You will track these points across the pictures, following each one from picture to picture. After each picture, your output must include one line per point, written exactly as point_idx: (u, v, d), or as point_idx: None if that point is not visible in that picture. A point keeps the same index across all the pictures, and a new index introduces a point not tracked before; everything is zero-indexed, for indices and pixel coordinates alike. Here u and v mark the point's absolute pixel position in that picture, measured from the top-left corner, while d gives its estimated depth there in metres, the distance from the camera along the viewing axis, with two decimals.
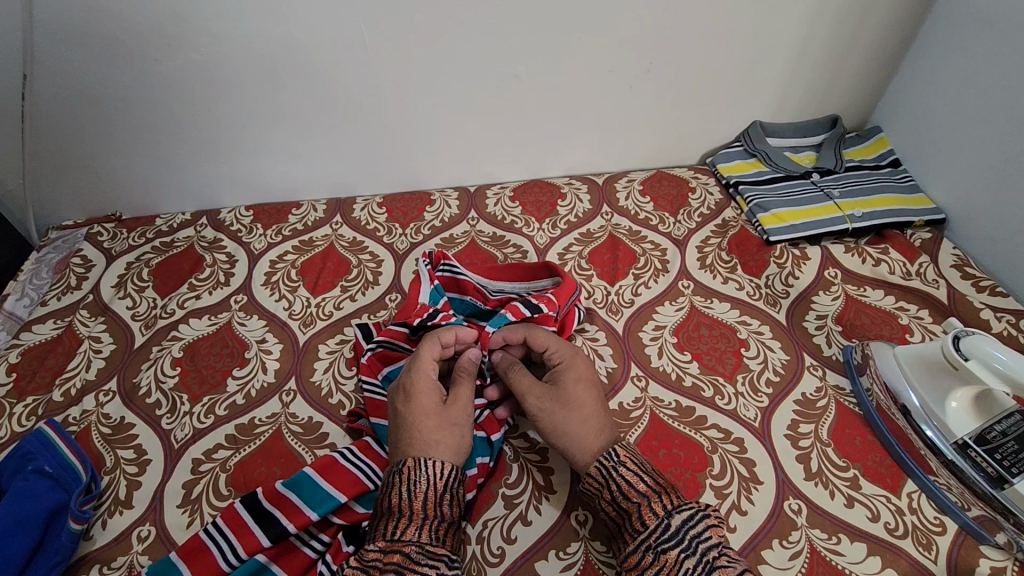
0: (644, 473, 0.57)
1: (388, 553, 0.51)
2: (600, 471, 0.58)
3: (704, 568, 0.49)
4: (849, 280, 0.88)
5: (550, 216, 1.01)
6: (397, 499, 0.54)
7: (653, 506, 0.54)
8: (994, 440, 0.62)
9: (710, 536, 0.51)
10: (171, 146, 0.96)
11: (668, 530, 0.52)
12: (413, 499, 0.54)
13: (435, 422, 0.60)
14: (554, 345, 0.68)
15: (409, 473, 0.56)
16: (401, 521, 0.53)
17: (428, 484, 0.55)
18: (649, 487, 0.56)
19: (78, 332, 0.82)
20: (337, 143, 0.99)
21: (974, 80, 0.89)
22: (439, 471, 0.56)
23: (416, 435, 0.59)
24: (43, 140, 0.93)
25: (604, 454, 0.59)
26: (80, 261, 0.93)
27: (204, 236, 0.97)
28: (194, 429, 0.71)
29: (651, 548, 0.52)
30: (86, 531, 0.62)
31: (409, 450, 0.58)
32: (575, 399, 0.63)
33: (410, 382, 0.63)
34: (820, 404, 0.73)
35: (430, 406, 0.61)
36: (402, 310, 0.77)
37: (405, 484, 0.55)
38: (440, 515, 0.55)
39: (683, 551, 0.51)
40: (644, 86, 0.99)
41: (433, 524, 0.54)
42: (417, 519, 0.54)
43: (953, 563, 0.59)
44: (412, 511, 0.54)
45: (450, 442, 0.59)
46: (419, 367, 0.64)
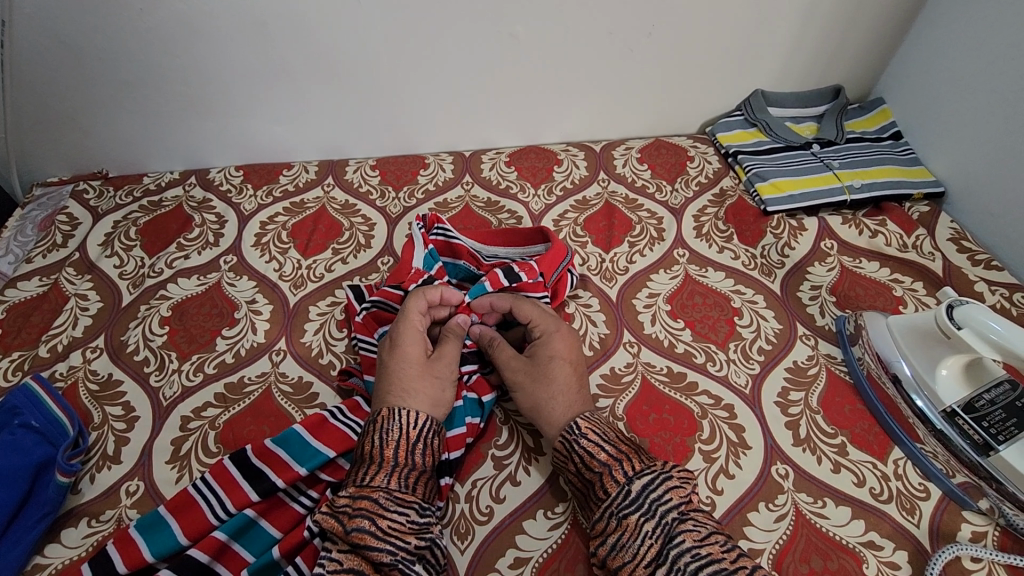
0: (606, 442, 0.57)
1: (357, 499, 0.51)
2: (563, 445, 0.58)
3: (663, 533, 0.50)
4: (845, 251, 0.88)
5: (546, 182, 0.99)
6: (369, 446, 0.55)
7: (615, 474, 0.54)
8: (982, 408, 0.63)
9: (669, 499, 0.52)
10: (155, 100, 0.93)
11: (630, 496, 0.52)
12: (385, 447, 0.55)
13: (417, 371, 0.62)
14: (536, 316, 0.68)
15: (383, 422, 0.56)
16: (372, 468, 0.54)
17: (400, 433, 0.56)
18: (610, 455, 0.55)
19: (64, 289, 0.81)
20: (329, 102, 0.97)
21: (981, 49, 0.87)
22: (412, 422, 0.57)
23: (396, 384, 0.60)
24: (24, 92, 0.90)
25: (567, 427, 0.59)
26: (66, 218, 0.92)
27: (193, 195, 0.96)
28: (183, 387, 0.70)
29: (613, 514, 0.52)
30: (74, 485, 0.62)
31: (388, 399, 0.59)
32: (547, 373, 0.63)
33: (397, 332, 0.64)
34: (810, 371, 0.73)
35: (413, 355, 0.62)
36: (396, 272, 0.76)
37: (378, 432, 0.56)
38: (411, 464, 0.55)
39: (642, 515, 0.51)
40: (644, 50, 0.96)
41: (404, 472, 0.54)
42: (387, 466, 0.54)
43: (936, 528, 0.59)
44: (383, 458, 0.54)
45: (428, 394, 0.60)
46: (406, 319, 0.65)
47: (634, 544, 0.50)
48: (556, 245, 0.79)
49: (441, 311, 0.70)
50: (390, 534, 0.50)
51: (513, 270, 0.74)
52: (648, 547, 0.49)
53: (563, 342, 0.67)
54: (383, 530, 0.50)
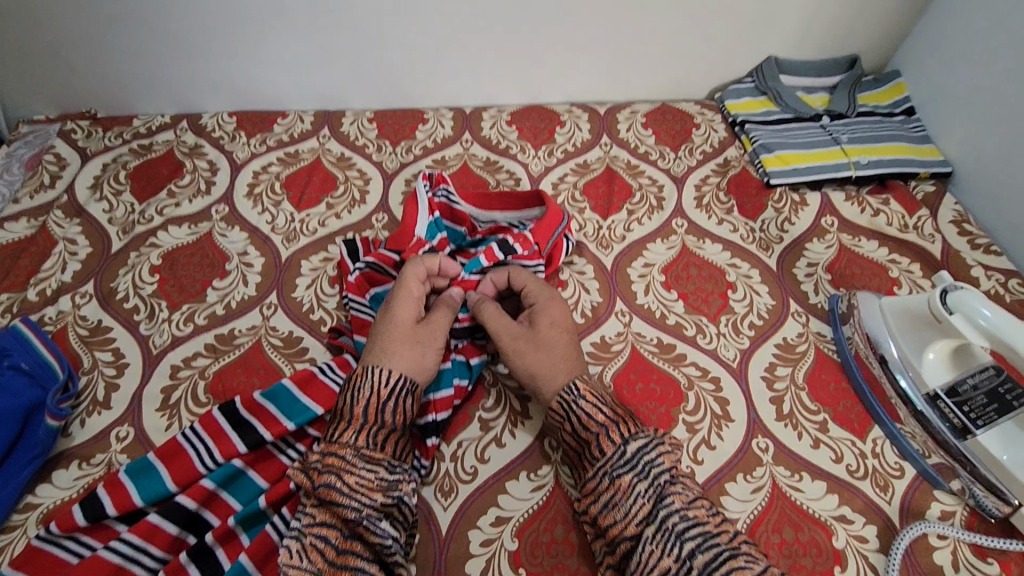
0: (604, 405, 0.57)
1: (326, 455, 0.53)
2: (560, 405, 0.58)
3: (655, 493, 0.51)
4: (845, 229, 0.87)
5: (546, 143, 0.97)
6: (341, 404, 0.56)
7: (612, 435, 0.54)
8: (964, 393, 0.64)
9: (663, 462, 0.53)
10: (145, 37, 0.89)
11: (624, 457, 0.53)
12: (354, 405, 0.55)
13: (401, 334, 0.61)
14: (532, 284, 0.69)
15: (356, 379, 0.57)
16: (341, 425, 0.55)
17: (370, 391, 0.56)
18: (608, 417, 0.56)
19: (53, 233, 0.80)
20: (327, 48, 0.93)
21: (1008, 23, 0.84)
22: (382, 380, 0.57)
23: (378, 346, 0.60)
24: (6, 22, 0.86)
25: (564, 388, 0.59)
26: (53, 159, 0.89)
27: (184, 141, 0.93)
28: (173, 336, 0.70)
29: (607, 474, 0.53)
30: (64, 428, 0.62)
31: (369, 358, 0.60)
32: (547, 339, 0.63)
33: (390, 296, 0.65)
34: (799, 348, 0.73)
35: (400, 317, 0.62)
36: (396, 236, 0.75)
37: (350, 390, 0.57)
38: (381, 422, 0.55)
39: (635, 475, 0.52)
40: (656, 8, 0.93)
41: (372, 430, 0.55)
42: (356, 424, 0.55)
43: (906, 505, 0.61)
44: (352, 415, 0.55)
45: (409, 356, 0.60)
46: (401, 284, 0.65)
47: (626, 504, 0.51)
48: (551, 210, 0.77)
49: (440, 281, 0.70)
50: (355, 491, 0.51)
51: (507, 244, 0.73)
52: (640, 506, 0.51)
53: (555, 310, 0.67)
54: (349, 488, 0.51)
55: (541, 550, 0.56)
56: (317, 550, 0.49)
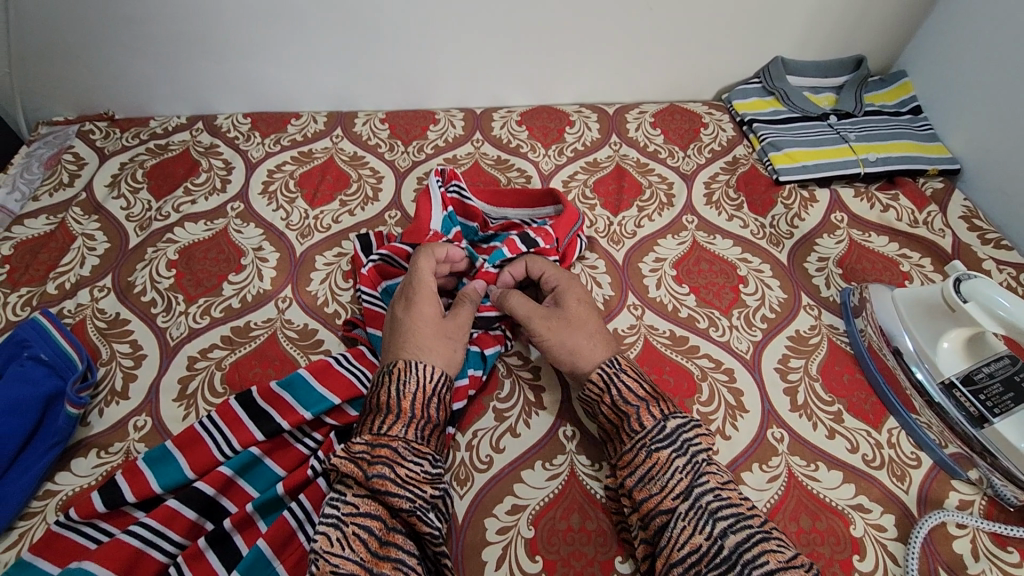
0: (643, 382, 0.58)
1: (375, 447, 0.53)
2: (601, 377, 0.58)
3: (692, 469, 0.51)
4: (855, 225, 0.87)
5: (556, 142, 0.98)
6: (386, 397, 0.56)
7: (652, 410, 0.55)
8: (980, 381, 0.63)
9: (698, 441, 0.53)
10: (164, 40, 0.91)
11: (664, 432, 0.54)
12: (402, 398, 0.56)
13: (432, 330, 0.61)
14: (550, 270, 0.70)
15: (399, 373, 0.57)
16: (388, 418, 0.55)
17: (416, 385, 0.56)
18: (648, 393, 0.57)
19: (71, 229, 0.81)
20: (342, 50, 0.95)
21: (1013, 21, 0.84)
22: (429, 375, 0.58)
23: (412, 341, 0.60)
24: (30, 25, 0.88)
25: (605, 362, 0.60)
26: (72, 158, 0.91)
27: (200, 141, 0.95)
28: (190, 328, 0.71)
29: (645, 446, 0.53)
30: (83, 417, 0.63)
31: (401, 353, 0.59)
32: (572, 317, 0.65)
33: (412, 289, 0.64)
34: (812, 340, 0.74)
35: (428, 312, 0.62)
36: (413, 230, 0.75)
37: (395, 383, 0.56)
38: (427, 416, 0.56)
39: (674, 451, 0.52)
40: (664, 10, 0.94)
41: (419, 424, 0.55)
42: (404, 417, 0.55)
43: (924, 494, 0.61)
44: (401, 408, 0.55)
45: (443, 352, 0.61)
46: (421, 279, 0.65)
47: (663, 477, 0.51)
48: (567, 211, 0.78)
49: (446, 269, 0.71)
50: (408, 482, 0.51)
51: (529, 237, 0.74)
52: (678, 480, 0.51)
53: (575, 292, 0.68)
54: (402, 478, 0.51)
55: (558, 537, 0.56)
56: (360, 540, 0.48)
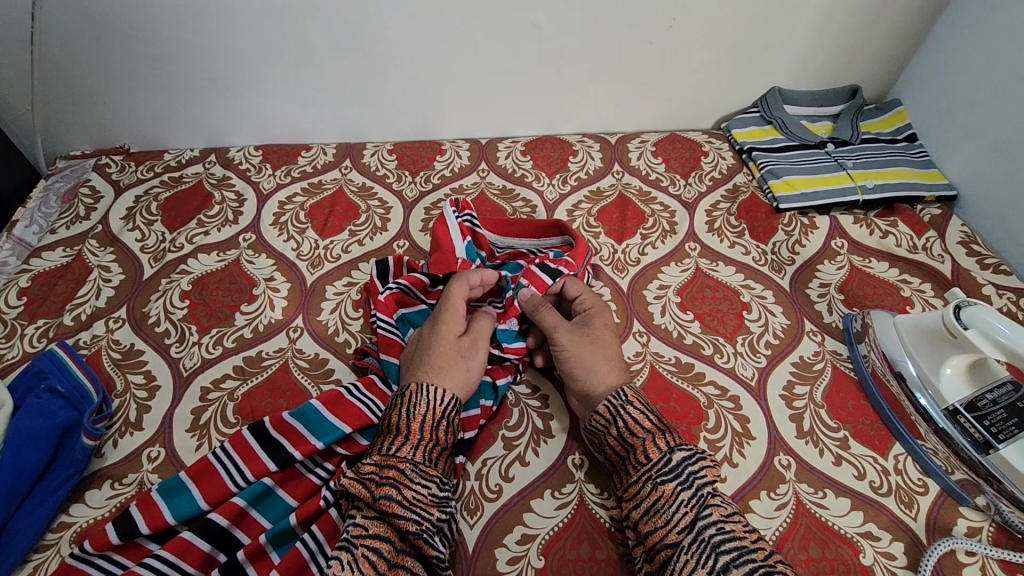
0: (649, 412, 0.59)
1: (383, 468, 0.53)
2: (607, 410, 0.59)
3: (696, 503, 0.52)
4: (855, 251, 0.89)
5: (560, 172, 1.00)
6: (396, 418, 0.57)
7: (658, 442, 0.56)
8: (984, 408, 0.64)
9: (704, 474, 0.54)
10: (179, 76, 0.94)
11: (670, 464, 0.54)
12: (411, 420, 0.57)
13: (450, 354, 0.63)
14: (586, 294, 0.74)
15: (410, 396, 0.58)
16: (397, 439, 0.56)
17: (425, 408, 0.58)
18: (654, 424, 0.58)
19: (87, 261, 0.83)
20: (352, 85, 0.98)
21: (1002, 53, 0.87)
22: (438, 400, 0.59)
23: (430, 363, 0.62)
24: (51, 64, 0.91)
25: (612, 393, 0.61)
26: (89, 192, 0.93)
27: (213, 173, 0.97)
28: (203, 359, 0.72)
29: (651, 479, 0.54)
30: (98, 448, 0.64)
31: (414, 374, 0.61)
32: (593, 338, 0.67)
33: (438, 311, 0.67)
34: (816, 366, 0.74)
35: (446, 333, 0.64)
36: (440, 260, 0.77)
37: (406, 405, 0.58)
38: (435, 439, 0.57)
39: (679, 484, 0.53)
40: (664, 44, 0.97)
41: (428, 446, 0.56)
42: (413, 439, 0.56)
43: (932, 522, 0.61)
44: (409, 430, 0.56)
45: (458, 377, 0.62)
46: (447, 302, 0.68)
47: (668, 511, 0.52)
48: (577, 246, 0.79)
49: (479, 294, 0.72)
50: (415, 505, 0.52)
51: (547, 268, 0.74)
52: (683, 514, 0.51)
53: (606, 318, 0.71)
54: (408, 500, 0.52)
55: (567, 568, 0.56)
56: (368, 563, 0.49)
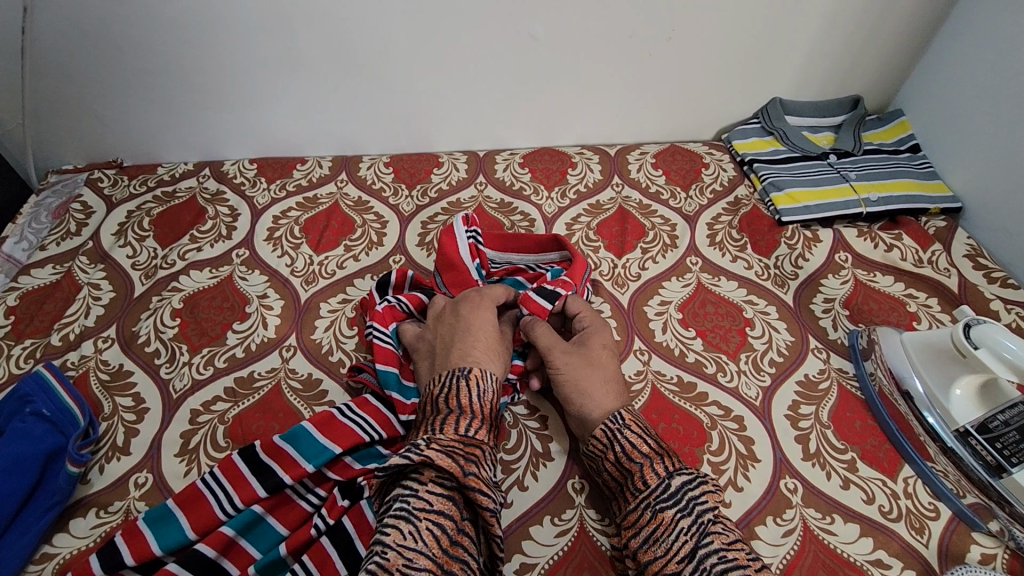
0: (648, 436, 0.57)
1: (466, 445, 0.53)
2: (605, 433, 0.58)
3: (697, 531, 0.49)
4: (859, 264, 0.87)
5: (559, 184, 0.99)
6: (468, 401, 0.57)
7: (655, 467, 0.54)
8: (996, 429, 0.62)
9: (705, 500, 0.51)
10: (172, 89, 0.93)
11: (669, 490, 0.52)
12: (481, 405, 0.58)
13: (493, 344, 0.64)
14: (587, 313, 0.73)
15: (478, 380, 0.59)
16: (473, 421, 0.56)
17: (490, 394, 0.60)
18: (652, 449, 0.56)
19: (77, 278, 0.81)
20: (347, 98, 0.97)
21: (1006, 64, 0.86)
22: (497, 390, 0.61)
23: (479, 350, 0.63)
24: (42, 78, 0.90)
25: (609, 417, 0.59)
26: (80, 207, 0.92)
27: (207, 187, 0.96)
28: (193, 379, 0.70)
29: (650, 506, 0.52)
30: (84, 475, 0.62)
31: (472, 358, 0.62)
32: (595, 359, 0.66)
33: (475, 303, 0.69)
34: (822, 385, 0.73)
35: (491, 324, 0.66)
36: (454, 279, 0.77)
37: (475, 389, 0.58)
38: (492, 427, 0.59)
39: (679, 511, 0.51)
40: (663, 55, 0.96)
41: (489, 434, 0.58)
42: (484, 424, 0.57)
43: (944, 548, 0.59)
44: (481, 414, 0.57)
45: (500, 367, 0.63)
46: (481, 298, 0.69)
47: (667, 539, 0.49)
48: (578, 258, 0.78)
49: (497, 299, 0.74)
50: (489, 486, 0.52)
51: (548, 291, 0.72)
52: (682, 543, 0.49)
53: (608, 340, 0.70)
54: (485, 480, 0.52)
55: None
56: (433, 536, 0.47)
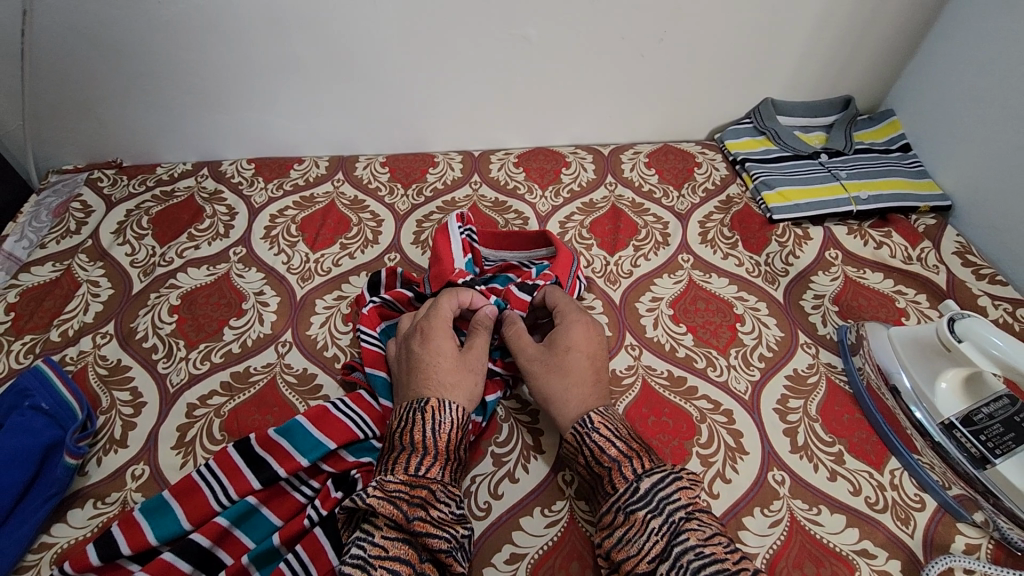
0: (617, 438, 0.57)
1: (413, 487, 0.53)
2: (575, 436, 0.59)
3: (668, 530, 0.50)
4: (849, 262, 0.88)
5: (553, 183, 1.00)
6: (421, 437, 0.56)
7: (624, 471, 0.54)
8: (980, 422, 0.63)
9: (678, 498, 0.52)
10: (171, 91, 0.94)
11: (637, 493, 0.53)
12: (437, 439, 0.57)
13: (452, 366, 0.63)
14: (564, 302, 0.72)
15: (434, 412, 0.58)
16: (425, 459, 0.55)
17: (449, 425, 0.58)
18: (621, 452, 0.56)
19: (77, 275, 0.83)
20: (343, 100, 0.98)
21: (996, 64, 0.87)
22: (460, 416, 0.59)
23: (436, 377, 0.61)
24: (43, 79, 0.91)
25: (579, 420, 0.60)
26: (80, 206, 0.93)
27: (205, 187, 0.97)
28: (190, 374, 0.71)
29: (621, 509, 0.53)
30: (82, 467, 0.63)
31: (427, 391, 0.60)
32: (566, 363, 0.65)
33: (429, 328, 0.66)
34: (810, 380, 0.73)
35: (447, 348, 0.64)
36: (438, 274, 0.76)
37: (429, 423, 0.57)
38: (457, 459, 0.58)
39: (649, 512, 0.51)
40: (655, 56, 0.97)
41: (452, 466, 0.57)
42: (441, 459, 0.56)
43: (929, 538, 0.60)
44: (436, 450, 0.56)
45: (464, 387, 0.62)
46: (437, 316, 0.68)
47: (639, 539, 0.50)
48: (562, 253, 0.80)
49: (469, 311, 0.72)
50: (443, 523, 0.51)
51: (527, 284, 0.75)
52: (653, 543, 0.50)
53: (585, 330, 0.68)
54: (437, 520, 0.51)
55: None
56: None
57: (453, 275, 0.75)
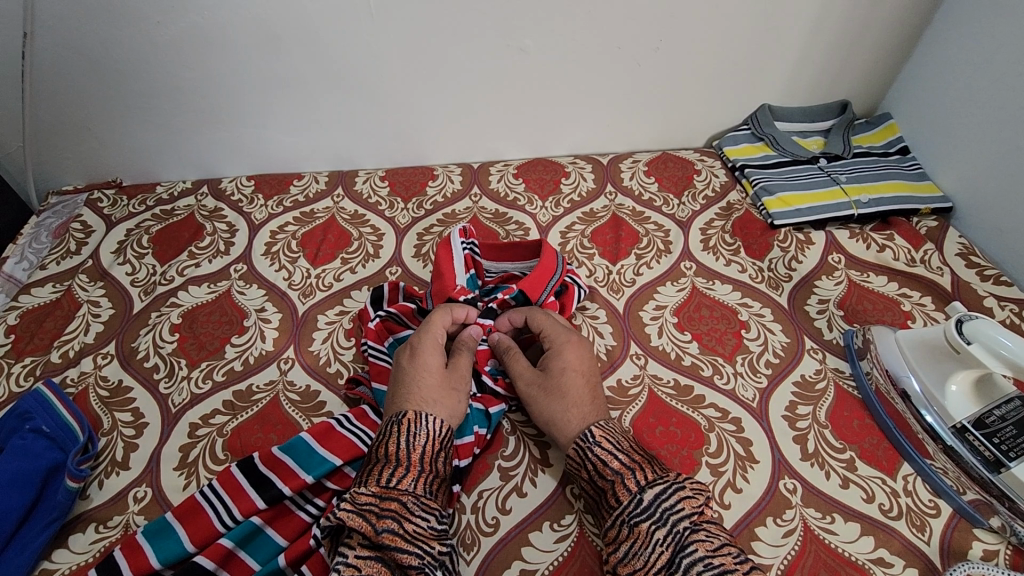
0: (619, 451, 0.57)
1: (384, 499, 0.52)
2: (577, 452, 0.58)
3: (674, 541, 0.49)
4: (852, 265, 0.88)
5: (552, 194, 1.00)
6: (395, 448, 0.55)
7: (627, 483, 0.54)
8: (993, 424, 0.62)
9: (682, 508, 0.51)
10: (173, 112, 0.95)
11: (642, 505, 0.52)
12: (411, 450, 0.56)
13: (436, 382, 0.62)
14: (549, 327, 0.70)
15: (410, 425, 0.57)
16: (398, 471, 0.54)
17: (426, 438, 0.57)
18: (623, 464, 0.55)
19: (77, 296, 0.82)
20: (342, 118, 0.99)
21: (989, 66, 0.87)
22: (438, 428, 0.58)
23: (416, 393, 0.61)
24: (43, 101, 0.92)
25: (580, 435, 0.59)
26: (80, 226, 0.93)
27: (205, 205, 0.97)
28: (192, 394, 0.71)
29: (625, 522, 0.52)
30: (83, 491, 0.62)
31: (406, 404, 0.59)
32: (560, 387, 0.64)
33: (420, 341, 0.66)
34: (819, 386, 0.73)
35: (431, 362, 0.63)
36: (439, 290, 0.76)
37: (404, 435, 0.56)
38: (435, 471, 0.56)
39: (653, 523, 0.50)
40: (652, 65, 0.97)
41: (429, 478, 0.55)
42: (413, 471, 0.55)
43: (946, 546, 0.59)
44: (410, 461, 0.55)
45: (446, 404, 0.61)
46: (427, 329, 0.67)
47: (645, 552, 0.49)
48: (544, 262, 0.78)
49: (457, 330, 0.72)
50: (416, 538, 0.50)
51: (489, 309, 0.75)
52: (659, 555, 0.49)
53: (572, 354, 0.67)
54: (410, 534, 0.50)
55: None
56: None
57: (454, 292, 0.75)
